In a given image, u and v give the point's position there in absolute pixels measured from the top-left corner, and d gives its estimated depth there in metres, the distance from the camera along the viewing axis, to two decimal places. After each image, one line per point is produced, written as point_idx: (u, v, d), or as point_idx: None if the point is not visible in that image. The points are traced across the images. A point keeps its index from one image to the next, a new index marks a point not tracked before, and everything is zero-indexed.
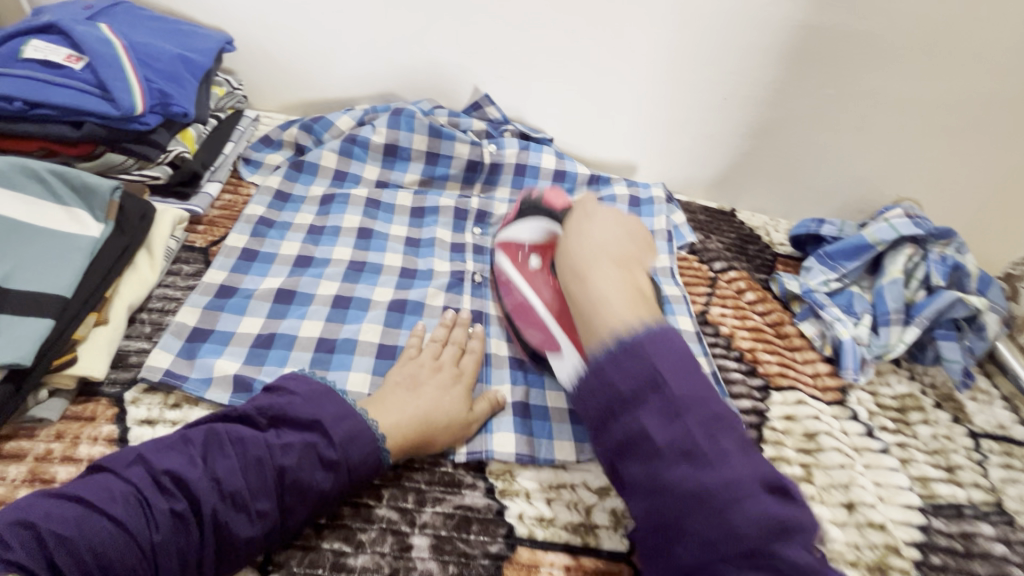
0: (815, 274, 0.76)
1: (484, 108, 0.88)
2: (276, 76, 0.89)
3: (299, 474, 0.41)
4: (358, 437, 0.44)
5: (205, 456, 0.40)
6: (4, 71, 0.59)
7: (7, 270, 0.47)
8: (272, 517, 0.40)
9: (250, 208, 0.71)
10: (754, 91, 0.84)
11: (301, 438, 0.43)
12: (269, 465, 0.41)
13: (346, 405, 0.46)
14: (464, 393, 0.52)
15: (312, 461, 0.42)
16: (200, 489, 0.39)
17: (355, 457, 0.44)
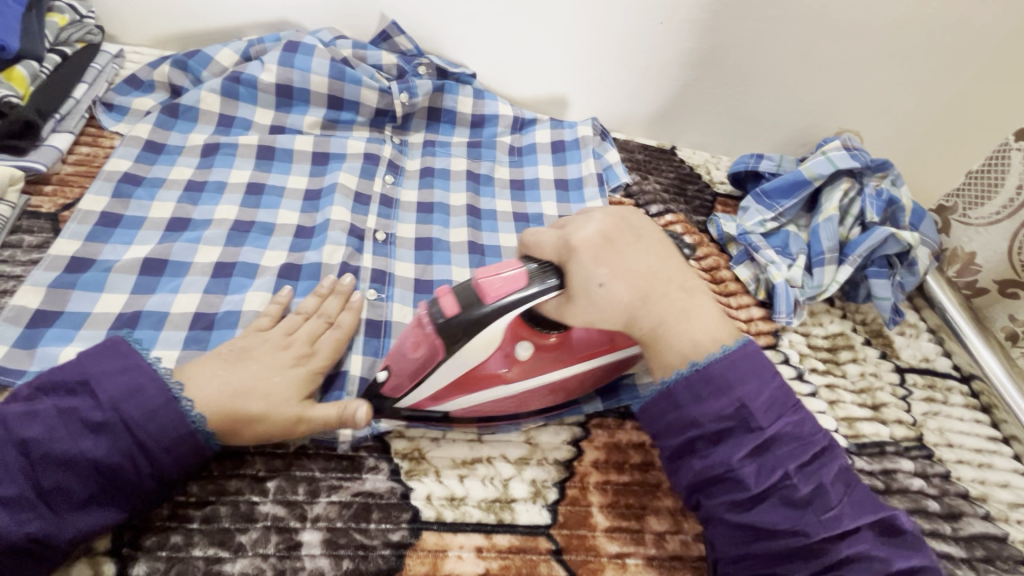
0: (751, 214, 0.73)
1: (393, 37, 0.77)
2: (140, 3, 0.74)
3: (52, 445, 0.35)
4: (137, 392, 0.38)
5: None
6: None
7: None
8: (27, 499, 0.34)
9: (112, 162, 0.60)
10: (693, 14, 0.77)
11: (55, 405, 0.36)
12: (9, 441, 0.35)
13: (123, 360, 0.39)
14: (306, 378, 0.44)
15: (72, 429, 0.36)
16: None
17: (134, 415, 0.37)
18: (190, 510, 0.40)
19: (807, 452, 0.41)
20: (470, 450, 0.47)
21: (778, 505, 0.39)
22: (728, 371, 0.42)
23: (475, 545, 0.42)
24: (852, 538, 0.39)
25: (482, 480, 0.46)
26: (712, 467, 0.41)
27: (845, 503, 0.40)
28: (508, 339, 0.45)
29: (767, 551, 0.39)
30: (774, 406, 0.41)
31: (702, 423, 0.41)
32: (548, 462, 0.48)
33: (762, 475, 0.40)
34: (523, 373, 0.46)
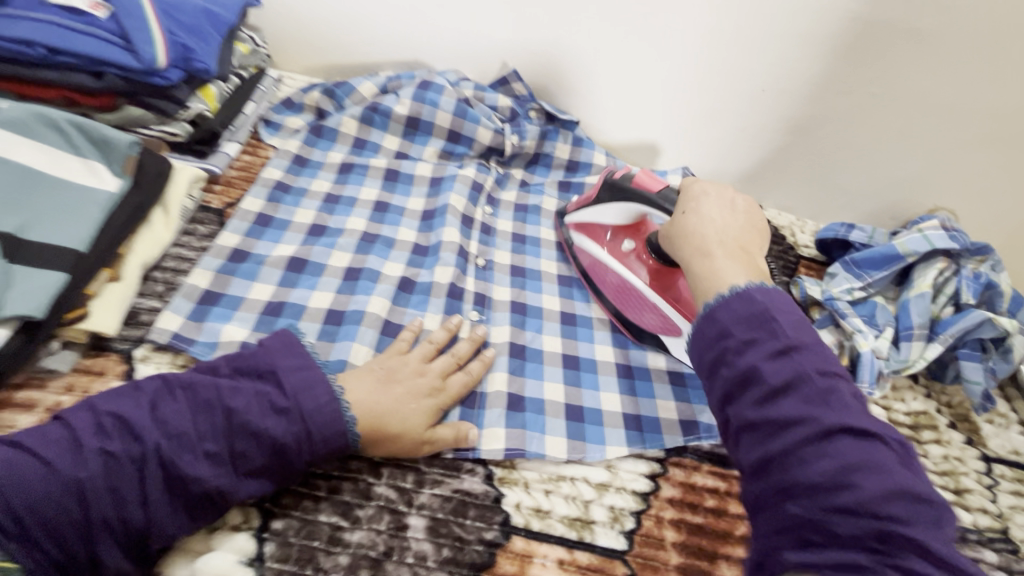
0: (839, 281, 0.74)
1: (511, 84, 0.85)
2: (302, 38, 0.86)
3: (246, 417, 0.42)
4: (312, 387, 0.44)
5: (153, 404, 0.42)
6: (26, 15, 0.56)
7: (20, 222, 0.45)
8: (223, 457, 0.41)
9: (267, 171, 0.70)
10: (798, 85, 0.81)
11: (252, 386, 0.44)
12: (218, 407, 0.42)
13: (302, 358, 0.46)
14: (432, 406, 0.49)
15: (263, 407, 0.43)
16: (142, 427, 0.40)
17: (309, 406, 0.44)
18: (319, 480, 0.46)
19: (826, 365, 0.40)
20: (556, 469, 0.51)
21: (797, 402, 0.39)
22: (763, 298, 0.44)
23: (559, 557, 0.45)
24: (861, 444, 0.37)
25: (566, 498, 0.49)
26: (736, 371, 0.41)
27: (850, 410, 0.38)
28: (627, 233, 0.68)
29: (788, 458, 0.37)
30: (803, 329, 0.43)
31: (717, 329, 0.44)
32: (627, 492, 0.51)
33: (780, 372, 0.40)
34: (621, 258, 0.67)
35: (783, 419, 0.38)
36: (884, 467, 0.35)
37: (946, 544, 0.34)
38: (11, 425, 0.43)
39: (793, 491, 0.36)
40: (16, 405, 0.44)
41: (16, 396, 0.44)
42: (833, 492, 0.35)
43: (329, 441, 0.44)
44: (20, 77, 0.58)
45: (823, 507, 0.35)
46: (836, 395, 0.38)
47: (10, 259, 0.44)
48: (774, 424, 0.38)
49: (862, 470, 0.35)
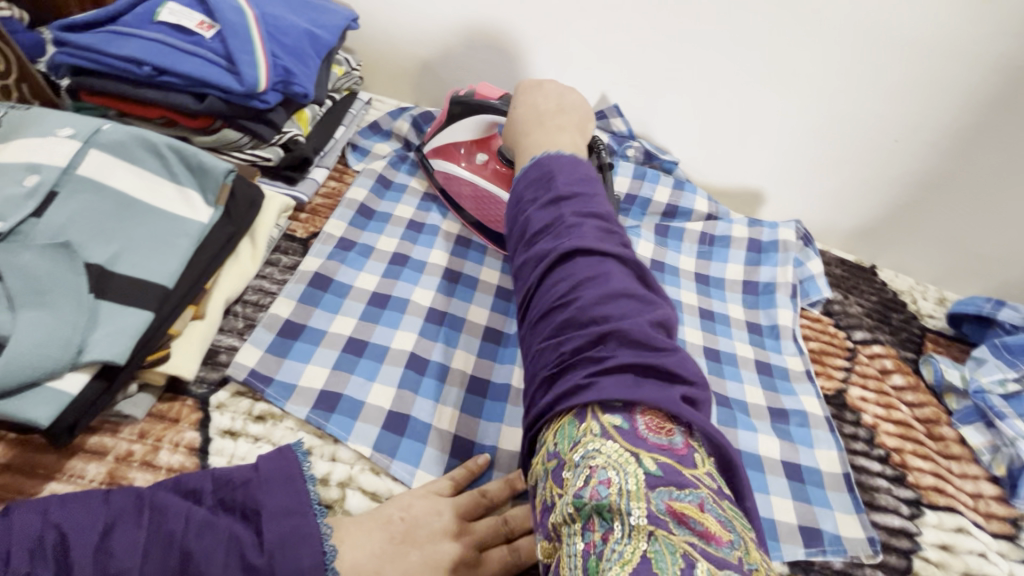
0: (989, 369, 0.63)
1: (610, 119, 0.80)
2: (395, 62, 0.84)
3: (207, 570, 0.34)
4: (298, 544, 0.36)
5: (108, 525, 0.34)
6: (137, 33, 0.55)
7: (111, 252, 0.43)
8: None
9: (353, 190, 0.67)
10: (939, 138, 0.71)
11: (229, 527, 0.36)
12: (178, 548, 0.34)
13: (301, 500, 0.39)
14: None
15: (233, 562, 0.35)
16: (79, 559, 0.33)
17: (285, 572, 0.35)
18: None
19: (591, 210, 0.39)
20: None
21: (587, 283, 0.35)
22: (551, 163, 0.44)
23: None
24: (599, 264, 0.36)
25: None
26: (536, 255, 0.38)
27: (600, 240, 0.37)
28: (458, 150, 0.65)
29: (538, 295, 0.37)
30: (589, 186, 0.41)
31: (524, 194, 0.43)
32: None
33: (546, 220, 0.39)
34: (449, 174, 0.66)
35: (582, 296, 0.35)
36: (625, 291, 0.35)
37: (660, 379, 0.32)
38: (80, 475, 0.40)
39: (568, 328, 0.34)
40: (86, 452, 0.41)
41: (87, 441, 0.41)
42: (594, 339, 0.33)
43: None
44: (125, 94, 0.57)
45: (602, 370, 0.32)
46: (582, 230, 0.37)
47: (98, 296, 0.40)
48: (563, 304, 0.35)
49: (600, 287, 0.35)
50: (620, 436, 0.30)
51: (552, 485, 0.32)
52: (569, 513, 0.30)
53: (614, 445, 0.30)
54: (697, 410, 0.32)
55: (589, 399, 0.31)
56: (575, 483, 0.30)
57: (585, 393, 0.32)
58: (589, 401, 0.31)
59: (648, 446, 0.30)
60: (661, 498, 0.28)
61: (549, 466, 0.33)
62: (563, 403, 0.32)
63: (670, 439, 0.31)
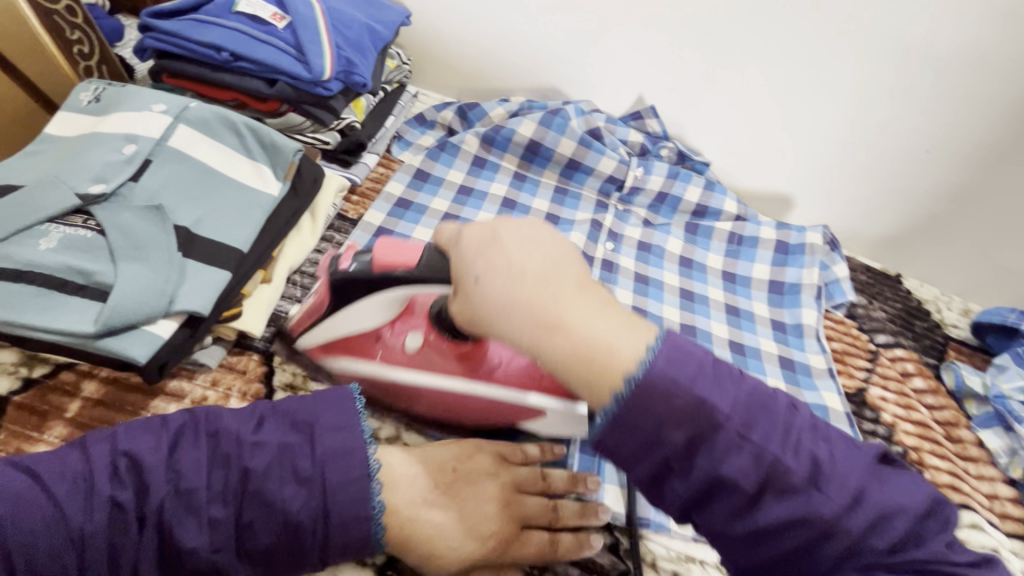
0: (1010, 376, 0.65)
1: (645, 119, 0.84)
2: (441, 57, 0.88)
3: (263, 481, 0.37)
4: (346, 454, 0.40)
5: (173, 445, 0.38)
6: (217, 21, 0.60)
7: (196, 216, 0.47)
8: (227, 527, 0.37)
9: (392, 185, 0.71)
10: (970, 150, 0.72)
11: (279, 439, 0.39)
12: (234, 465, 0.38)
13: (349, 415, 0.42)
14: (476, 554, 0.41)
15: (284, 472, 0.38)
16: (152, 476, 0.37)
17: (336, 477, 0.38)
18: None
19: (735, 393, 0.33)
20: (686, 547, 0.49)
21: (751, 464, 0.32)
22: (665, 352, 0.33)
23: None
24: (751, 388, 0.34)
25: None
26: (652, 464, 0.33)
27: (734, 399, 0.33)
28: (401, 325, 0.51)
29: (706, 491, 0.32)
30: (683, 359, 0.33)
31: (646, 371, 0.33)
32: None
33: (681, 432, 0.32)
34: (375, 369, 0.50)
35: (720, 415, 0.32)
36: (819, 424, 0.35)
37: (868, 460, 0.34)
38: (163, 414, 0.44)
39: (691, 508, 0.33)
40: (167, 395, 0.46)
41: (168, 385, 0.46)
42: (760, 484, 0.32)
43: (348, 527, 0.38)
44: (202, 78, 0.62)
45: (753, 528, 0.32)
46: (762, 418, 0.33)
47: (185, 253, 0.45)
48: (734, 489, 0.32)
49: (767, 423, 0.33)
50: (853, 540, 0.31)
51: None
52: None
53: (839, 540, 0.31)
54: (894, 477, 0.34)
55: (811, 524, 0.31)
56: None
57: (805, 505, 0.31)
58: (807, 518, 0.31)
59: (885, 547, 0.31)
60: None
61: None
62: (788, 526, 0.31)
63: (886, 543, 0.31)
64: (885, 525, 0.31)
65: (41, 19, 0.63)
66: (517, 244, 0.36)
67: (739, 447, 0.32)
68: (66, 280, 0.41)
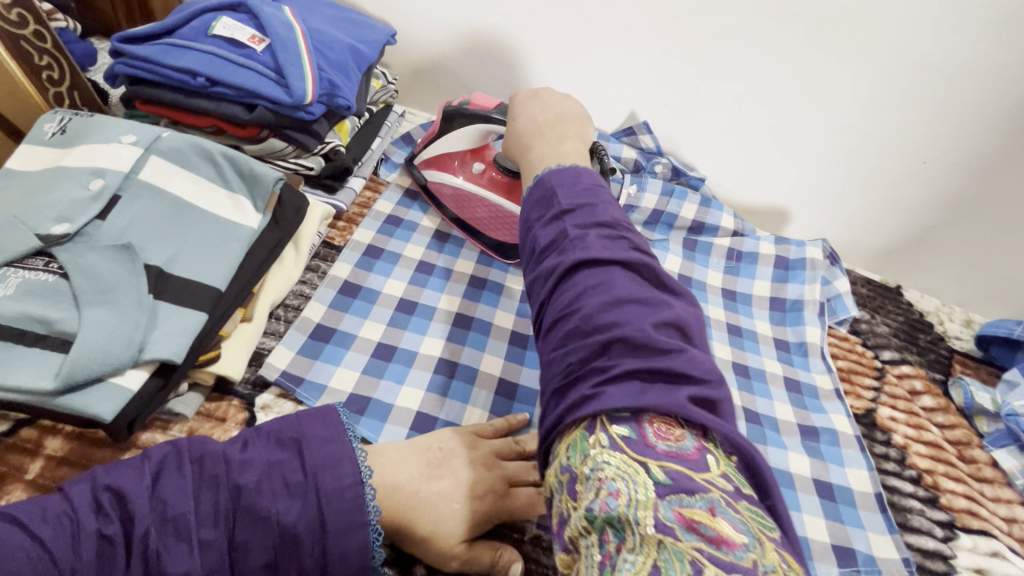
0: (1022, 393, 0.63)
1: (638, 135, 0.82)
2: (429, 74, 0.86)
3: (255, 498, 0.37)
4: (338, 463, 0.39)
5: (159, 473, 0.37)
6: (193, 45, 0.58)
7: (169, 254, 0.44)
8: (222, 550, 0.36)
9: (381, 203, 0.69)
10: (968, 161, 0.71)
11: (266, 456, 0.39)
12: (224, 485, 0.37)
13: (337, 427, 0.41)
14: (476, 513, 0.43)
15: (274, 487, 0.38)
16: (140, 506, 0.35)
17: (329, 485, 0.38)
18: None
19: (595, 220, 0.39)
20: None
21: (609, 303, 0.34)
22: (553, 180, 0.43)
23: None
24: (602, 271, 0.36)
25: None
26: (544, 286, 0.38)
27: (606, 248, 0.37)
28: (476, 154, 0.64)
29: (556, 308, 0.36)
30: (581, 190, 0.41)
31: (530, 216, 0.42)
32: None
33: (549, 242, 0.39)
34: (467, 179, 0.64)
35: (591, 283, 0.36)
36: (677, 327, 0.34)
37: (684, 374, 0.32)
38: None
39: (570, 340, 0.35)
40: (140, 448, 0.42)
41: (141, 438, 0.43)
42: (591, 329, 0.34)
43: (345, 537, 0.38)
44: (178, 104, 0.59)
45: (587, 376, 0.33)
46: (594, 245, 0.37)
47: (157, 295, 0.42)
48: (581, 331, 0.34)
49: (603, 296, 0.35)
50: (627, 446, 0.30)
51: (563, 498, 0.32)
52: (584, 524, 0.29)
53: (621, 459, 0.30)
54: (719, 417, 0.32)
55: (592, 410, 0.31)
56: (587, 497, 0.30)
57: (595, 401, 0.32)
58: (589, 410, 0.32)
59: (649, 449, 0.30)
60: (667, 509, 0.28)
61: (562, 480, 0.32)
62: (604, 383, 0.32)
63: (680, 445, 0.30)
64: (680, 436, 0.31)
65: (6, 45, 0.60)
66: (551, 101, 0.54)
67: (591, 304, 0.35)
68: (26, 331, 0.38)
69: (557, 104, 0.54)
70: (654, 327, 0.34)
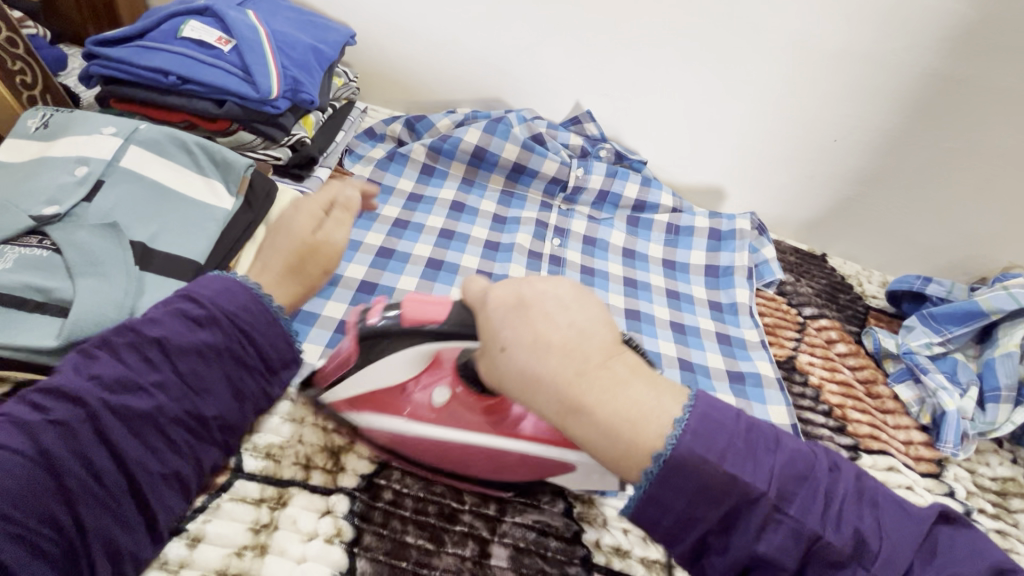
0: (917, 335, 0.72)
1: (584, 124, 0.89)
2: (388, 73, 0.92)
3: (170, 338, 0.42)
4: (231, 291, 0.45)
5: (81, 361, 0.40)
6: (163, 47, 0.63)
7: (152, 231, 0.49)
8: (174, 385, 0.42)
9: None
10: (871, 137, 0.81)
11: (162, 313, 0.43)
12: (146, 345, 0.41)
13: (211, 274, 0.47)
14: (307, 279, 0.51)
15: (186, 323, 0.43)
16: (81, 386, 0.39)
17: (231, 305, 0.45)
18: (405, 500, 0.47)
19: (784, 469, 0.35)
20: (633, 506, 0.50)
21: (782, 533, 0.34)
22: (703, 413, 0.36)
23: None
24: (738, 471, 0.34)
25: (644, 539, 0.48)
26: (674, 518, 0.36)
27: (759, 467, 0.35)
28: (429, 378, 0.48)
29: (737, 532, 0.35)
30: (716, 431, 0.35)
31: (668, 460, 0.35)
32: None
33: (730, 485, 0.34)
34: (434, 421, 0.48)
35: (757, 493, 0.34)
36: (908, 513, 0.36)
37: (887, 536, 0.35)
38: None
39: (708, 538, 0.36)
40: None
41: None
42: (752, 513, 0.34)
43: (269, 328, 0.46)
44: (151, 102, 0.64)
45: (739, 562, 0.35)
46: (771, 461, 0.35)
47: (143, 267, 0.47)
48: (739, 535, 0.35)
49: (701, 444, 0.35)
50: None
51: None
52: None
53: None
54: (883, 542, 0.34)
55: None
56: None
57: (800, 541, 0.34)
58: None
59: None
60: None
61: None
62: (760, 563, 0.35)
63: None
64: None
65: None
66: (542, 309, 0.39)
67: (746, 467, 0.35)
68: (25, 298, 0.43)
69: (553, 305, 0.39)
70: (826, 526, 0.34)
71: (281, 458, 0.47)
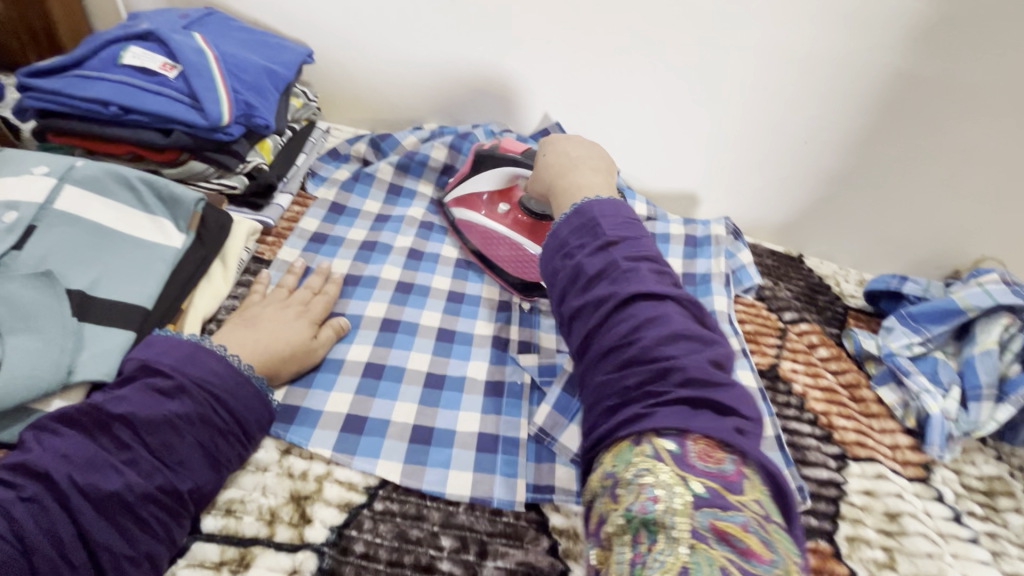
0: (897, 335, 0.71)
1: (553, 135, 0.87)
2: (350, 91, 0.89)
3: (140, 411, 0.40)
4: (199, 357, 0.44)
5: (40, 440, 0.38)
6: (103, 76, 0.59)
7: (91, 278, 0.46)
8: (146, 462, 0.39)
9: (305, 222, 0.70)
10: (840, 138, 0.81)
11: (129, 384, 0.42)
12: (112, 421, 0.39)
13: (171, 338, 0.45)
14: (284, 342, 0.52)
15: (153, 395, 0.41)
16: (45, 464, 0.37)
17: (201, 372, 0.44)
18: (379, 551, 0.43)
19: (662, 294, 0.40)
20: None
21: (670, 337, 0.38)
22: (594, 208, 0.47)
23: None
24: (659, 306, 0.39)
25: None
26: (615, 335, 0.39)
27: (656, 284, 0.41)
28: (500, 196, 0.70)
29: (597, 334, 0.40)
30: (642, 274, 0.41)
31: (570, 241, 0.46)
32: None
33: (598, 294, 0.41)
34: (494, 217, 0.69)
35: (625, 297, 0.40)
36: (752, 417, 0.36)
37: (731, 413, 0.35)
38: None
39: (601, 362, 0.39)
40: None
41: None
42: (622, 350, 0.38)
43: (240, 390, 0.45)
44: (92, 134, 0.60)
45: (621, 392, 0.37)
46: (637, 274, 0.41)
47: (82, 318, 0.44)
48: (613, 347, 0.39)
49: (661, 328, 0.38)
50: (672, 461, 0.32)
51: (605, 502, 0.34)
52: (620, 525, 0.32)
53: (665, 470, 0.32)
54: (747, 438, 0.34)
55: (642, 428, 0.34)
56: (627, 499, 0.32)
57: (642, 420, 0.35)
58: (637, 428, 0.34)
59: (686, 466, 0.32)
60: (703, 519, 0.30)
61: (603, 485, 0.34)
62: (639, 419, 0.35)
63: (719, 467, 0.33)
64: (722, 459, 0.33)
65: None
66: (578, 138, 0.61)
67: (640, 332, 0.38)
68: None
69: (568, 151, 0.58)
70: (695, 375, 0.36)
71: (243, 514, 0.44)
